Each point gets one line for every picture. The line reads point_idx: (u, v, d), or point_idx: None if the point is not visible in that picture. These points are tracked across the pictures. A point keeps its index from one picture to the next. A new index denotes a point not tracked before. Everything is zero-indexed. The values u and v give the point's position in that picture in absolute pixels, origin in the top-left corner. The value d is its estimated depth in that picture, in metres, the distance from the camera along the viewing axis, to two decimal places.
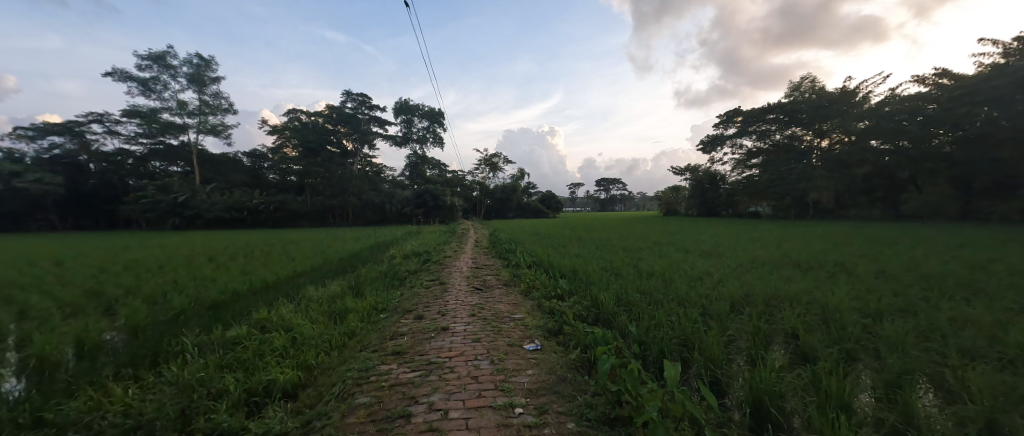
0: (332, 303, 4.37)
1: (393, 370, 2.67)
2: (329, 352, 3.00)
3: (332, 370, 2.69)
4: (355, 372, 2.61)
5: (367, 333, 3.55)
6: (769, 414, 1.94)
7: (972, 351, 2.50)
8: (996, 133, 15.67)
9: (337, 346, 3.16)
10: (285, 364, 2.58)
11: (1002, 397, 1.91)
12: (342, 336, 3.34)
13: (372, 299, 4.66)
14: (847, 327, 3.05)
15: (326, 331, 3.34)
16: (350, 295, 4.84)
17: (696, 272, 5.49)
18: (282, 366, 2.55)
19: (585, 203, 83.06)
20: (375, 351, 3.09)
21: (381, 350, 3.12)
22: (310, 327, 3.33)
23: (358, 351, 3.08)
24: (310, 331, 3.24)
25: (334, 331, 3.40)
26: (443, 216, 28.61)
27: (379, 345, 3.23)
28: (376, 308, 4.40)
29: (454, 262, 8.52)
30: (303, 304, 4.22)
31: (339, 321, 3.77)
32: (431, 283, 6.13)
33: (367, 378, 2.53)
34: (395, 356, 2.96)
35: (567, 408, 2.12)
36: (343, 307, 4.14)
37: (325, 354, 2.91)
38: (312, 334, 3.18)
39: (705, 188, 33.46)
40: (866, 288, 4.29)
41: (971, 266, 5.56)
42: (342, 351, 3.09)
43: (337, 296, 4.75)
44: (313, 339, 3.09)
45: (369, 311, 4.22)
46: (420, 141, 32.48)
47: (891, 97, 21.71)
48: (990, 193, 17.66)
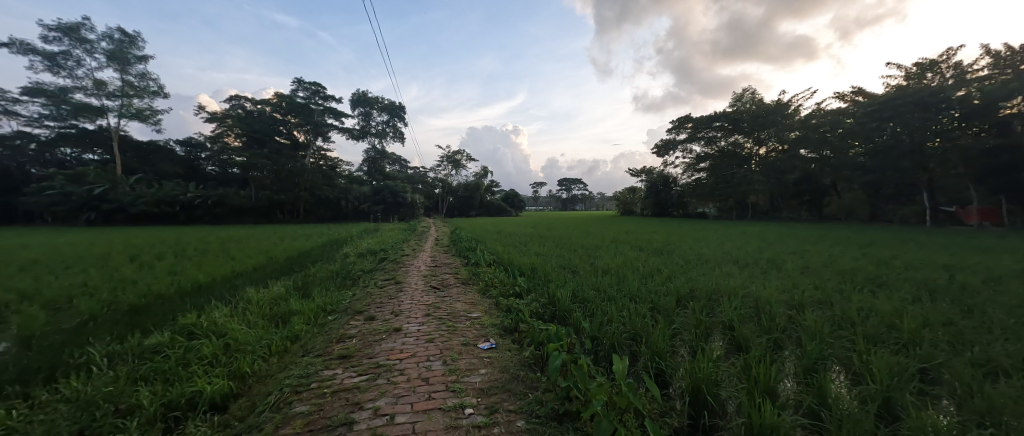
0: (274, 306, 4.07)
1: (339, 374, 2.54)
2: (267, 359, 2.80)
3: (269, 378, 2.51)
4: (294, 379, 2.45)
5: (312, 337, 3.34)
6: (706, 401, 2.05)
7: (875, 336, 2.82)
8: (898, 146, 17.77)
9: (277, 352, 2.95)
10: (213, 374, 2.37)
11: (896, 376, 2.18)
12: (283, 340, 3.13)
13: (320, 300, 4.41)
14: (776, 318, 3.33)
15: (265, 335, 3.11)
16: (295, 296, 4.53)
17: (647, 269, 5.74)
18: (209, 375, 2.33)
19: (547, 202, 84.78)
20: (319, 355, 2.92)
21: (328, 354, 2.96)
22: (246, 332, 3.07)
23: (300, 356, 2.89)
24: (245, 336, 2.99)
25: (275, 335, 3.17)
26: (402, 214, 28.29)
27: (325, 349, 3.06)
28: (323, 310, 4.17)
29: (411, 261, 8.25)
30: (241, 307, 3.89)
31: (281, 324, 3.52)
32: (386, 283, 5.91)
33: (308, 384, 2.38)
34: (341, 360, 2.81)
35: (517, 406, 2.14)
36: (286, 310, 3.87)
37: (262, 362, 2.71)
38: (249, 339, 2.95)
39: (658, 190, 35.25)
40: (791, 282, 4.75)
41: (879, 262, 6.32)
42: (282, 356, 2.89)
43: (280, 297, 4.44)
44: (250, 345, 2.87)
45: (316, 313, 3.99)
46: (380, 135, 31.29)
47: (817, 111, 24.07)
48: (894, 198, 20.80)
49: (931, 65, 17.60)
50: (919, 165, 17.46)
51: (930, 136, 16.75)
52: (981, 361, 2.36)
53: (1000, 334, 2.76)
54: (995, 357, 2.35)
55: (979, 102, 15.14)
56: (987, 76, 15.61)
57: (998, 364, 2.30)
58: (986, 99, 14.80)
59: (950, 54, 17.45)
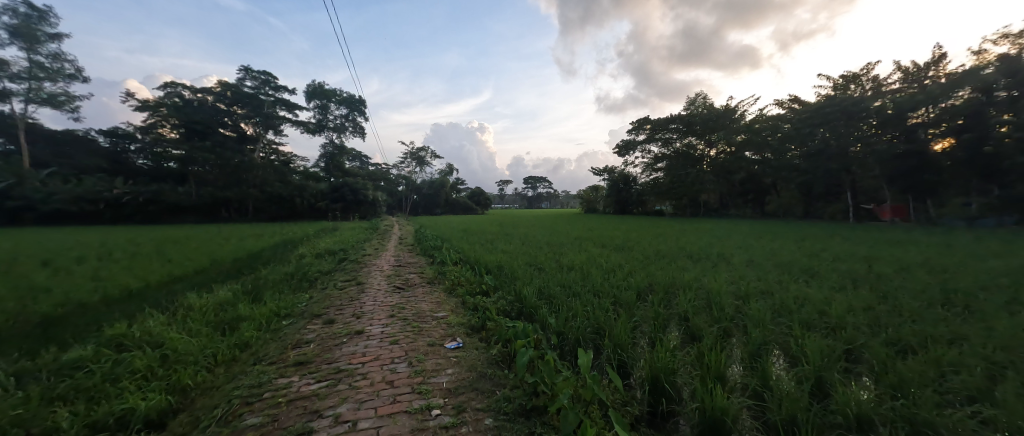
0: (219, 312, 3.78)
1: (295, 382, 2.41)
2: (212, 371, 2.61)
3: (214, 390, 2.34)
4: (244, 389, 2.31)
5: (265, 344, 3.15)
6: (663, 389, 2.18)
7: (810, 322, 3.12)
8: (828, 150, 19.68)
9: (225, 362, 2.75)
10: (148, 389, 2.17)
11: (827, 357, 2.43)
12: (230, 349, 2.92)
13: (273, 304, 4.16)
14: (725, 308, 3.57)
15: (209, 344, 2.89)
16: (244, 301, 4.25)
17: (610, 265, 5.95)
18: (143, 391, 2.13)
19: (513, 200, 85.11)
20: (273, 363, 2.76)
21: (282, 361, 2.80)
22: (187, 342, 2.84)
23: (250, 365, 2.71)
24: (186, 346, 2.76)
25: (221, 343, 2.97)
26: (364, 212, 27.75)
27: (278, 356, 2.90)
28: (276, 315, 3.94)
29: (373, 261, 7.99)
30: (180, 315, 3.58)
31: (228, 331, 3.29)
32: (346, 284, 5.66)
33: (259, 395, 2.24)
34: (297, 367, 2.67)
35: (485, 403, 2.15)
36: (235, 316, 3.61)
37: (206, 373, 2.52)
38: (190, 349, 2.73)
39: (619, 189, 36.61)
40: (739, 274, 5.11)
41: (810, 255, 6.98)
42: (230, 366, 2.71)
43: (226, 303, 4.14)
44: (192, 355, 2.66)
45: (268, 319, 3.76)
46: (338, 130, 29.83)
47: (761, 116, 25.98)
48: (823, 197, 23.02)
49: (854, 78, 19.59)
50: (845, 167, 19.46)
51: (852, 141, 18.72)
52: (894, 340, 2.68)
53: (907, 316, 3.16)
54: (904, 336, 2.68)
55: (892, 112, 17.07)
56: (898, 89, 17.64)
57: (906, 342, 2.63)
58: (898, 109, 16.71)
59: (869, 69, 19.50)
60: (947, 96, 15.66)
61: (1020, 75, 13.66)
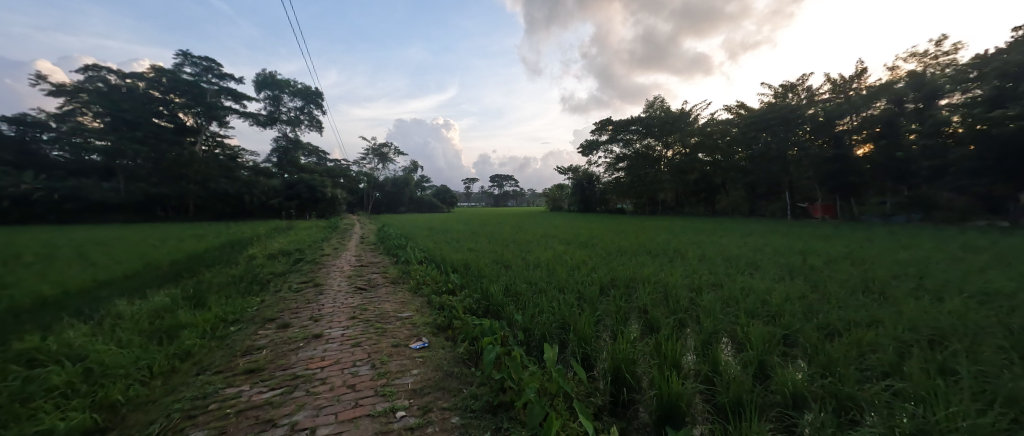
0: (155, 320, 3.48)
1: (245, 391, 2.28)
2: (148, 384, 2.41)
3: (151, 405, 2.17)
4: (186, 402, 2.15)
5: (210, 352, 2.94)
6: (624, 379, 2.29)
7: (754, 311, 3.39)
8: (770, 153, 21.33)
9: (163, 374, 2.54)
10: (68, 407, 1.97)
11: (768, 342, 2.66)
12: (169, 359, 2.71)
13: (218, 309, 3.89)
14: (681, 300, 3.79)
15: (143, 354, 2.67)
16: (185, 307, 3.92)
17: (574, 262, 6.10)
18: (63, 411, 1.93)
19: (480, 198, 84.90)
20: (220, 372, 2.59)
21: (231, 369, 2.64)
22: (117, 354, 2.59)
23: (193, 375, 2.53)
24: (116, 357, 2.52)
25: (158, 354, 2.74)
26: (321, 210, 26.95)
27: (226, 364, 2.72)
28: (222, 321, 3.68)
29: (333, 262, 7.67)
30: (107, 325, 3.25)
31: (166, 340, 3.04)
32: (302, 286, 5.37)
33: (204, 406, 2.11)
34: (248, 375, 2.53)
35: (451, 403, 2.15)
36: (173, 323, 3.33)
37: (139, 387, 2.32)
38: (122, 361, 2.50)
39: (583, 187, 37.77)
40: (694, 269, 5.43)
41: (756, 249, 7.56)
42: (169, 378, 2.51)
43: (163, 310, 3.81)
44: (124, 368, 2.44)
45: (213, 325, 3.51)
46: (292, 123, 28.10)
47: (712, 120, 27.62)
48: (765, 196, 25.00)
49: (791, 87, 21.34)
50: (783, 168, 21.22)
51: (791, 145, 20.41)
52: (823, 325, 2.98)
53: (835, 302, 3.54)
54: (833, 321, 2.99)
55: (823, 120, 18.79)
56: (828, 99, 19.45)
57: (832, 326, 2.94)
58: (828, 117, 18.45)
59: (804, 79, 21.32)
60: (868, 106, 17.59)
61: (924, 89, 15.65)
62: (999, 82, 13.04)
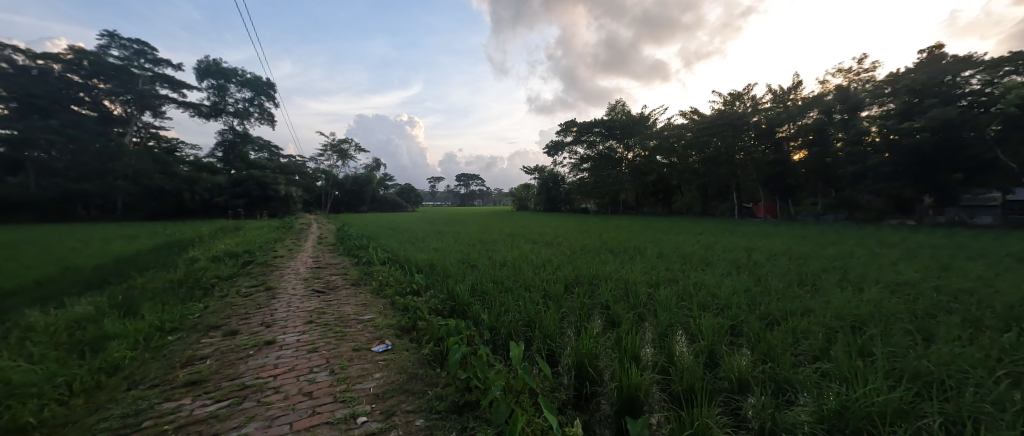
0: (76, 332, 3.13)
1: (187, 406, 2.13)
2: (67, 403, 2.18)
3: (72, 426, 1.97)
4: (116, 421, 1.97)
5: (143, 365, 2.69)
6: (587, 373, 2.37)
7: (705, 305, 3.63)
8: (719, 156, 22.76)
9: (85, 391, 2.29)
10: None
11: (717, 333, 2.87)
12: (94, 374, 2.46)
13: (153, 318, 3.57)
14: (640, 296, 3.97)
15: (61, 371, 2.40)
16: (112, 317, 3.56)
17: (540, 261, 6.17)
18: None
19: (446, 197, 83.88)
20: (156, 386, 2.39)
21: (169, 383, 2.44)
22: (28, 372, 2.32)
23: (123, 391, 2.31)
24: (26, 376, 2.25)
25: (80, 370, 2.47)
26: (273, 209, 25.46)
27: (164, 377, 2.51)
28: (158, 330, 3.38)
29: (288, 264, 7.27)
30: (14, 340, 2.88)
31: (91, 354, 2.75)
32: (252, 291, 5.04)
33: (137, 425, 1.94)
34: (189, 388, 2.35)
35: (415, 405, 2.13)
36: (98, 335, 3.01)
37: (57, 407, 2.09)
38: (34, 379, 2.24)
39: (549, 187, 38.41)
40: (653, 266, 5.70)
41: (708, 246, 8.04)
42: (95, 394, 2.28)
43: (86, 320, 3.44)
44: (37, 387, 2.18)
45: (147, 335, 3.22)
46: (240, 115, 26.20)
47: (668, 124, 29.03)
48: (716, 197, 26.66)
49: (738, 96, 22.88)
50: (732, 171, 22.73)
51: (738, 150, 21.89)
52: (766, 316, 3.24)
53: (775, 295, 3.85)
54: (772, 312, 3.26)
55: (765, 127, 20.37)
56: (769, 108, 21.07)
57: (772, 316, 3.21)
58: (770, 125, 19.99)
59: (748, 89, 22.94)
60: (802, 116, 19.30)
61: (849, 102, 17.46)
62: (907, 97, 14.82)
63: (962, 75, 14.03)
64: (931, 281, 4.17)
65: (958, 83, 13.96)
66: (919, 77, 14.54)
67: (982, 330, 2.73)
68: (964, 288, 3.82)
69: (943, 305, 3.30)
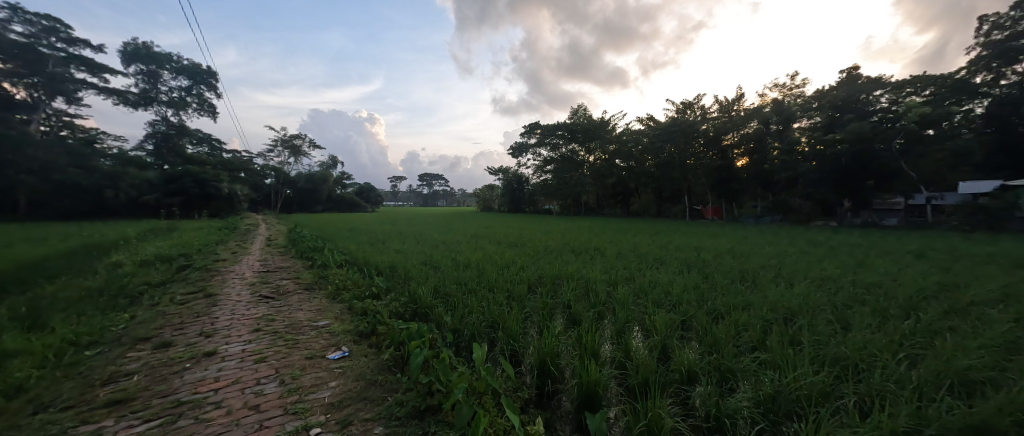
0: None
1: (109, 428, 1.93)
2: None
3: None
4: None
5: (53, 385, 2.38)
6: (549, 372, 2.43)
7: (659, 302, 3.83)
8: (673, 161, 24.01)
9: None
10: None
11: (669, 328, 3.05)
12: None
13: (67, 331, 3.18)
14: (600, 295, 4.12)
15: None
16: (13, 332, 3.11)
17: (504, 262, 6.21)
18: None
19: (408, 197, 81.86)
20: (71, 408, 2.14)
21: (86, 404, 2.19)
22: None
23: (28, 416, 2.04)
24: None
25: None
26: (215, 208, 23.88)
27: (81, 398, 2.25)
28: (72, 346, 3.00)
29: (232, 268, 6.74)
30: None
31: None
32: (189, 299, 4.62)
33: None
34: (113, 407, 2.13)
35: (373, 413, 2.08)
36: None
37: None
38: None
39: (513, 188, 38.60)
40: (612, 265, 5.92)
41: (663, 246, 8.47)
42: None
43: None
44: None
45: (59, 351, 2.86)
46: (177, 105, 23.95)
47: (627, 129, 30.19)
48: (670, 200, 28.11)
49: (689, 105, 24.28)
50: (684, 175, 24.08)
51: (689, 155, 23.22)
52: (713, 312, 3.48)
53: (720, 291, 4.15)
54: (718, 307, 3.52)
55: (713, 135, 21.78)
56: (716, 116, 22.57)
57: (718, 311, 3.47)
58: (717, 132, 21.41)
59: (698, 98, 24.43)
60: (744, 125, 20.91)
61: (783, 114, 19.17)
62: (831, 112, 16.56)
63: (873, 93, 15.93)
64: (850, 276, 4.71)
65: (871, 101, 15.88)
66: (840, 94, 16.30)
67: (889, 318, 3.12)
68: (873, 281, 4.36)
69: (859, 296, 3.75)
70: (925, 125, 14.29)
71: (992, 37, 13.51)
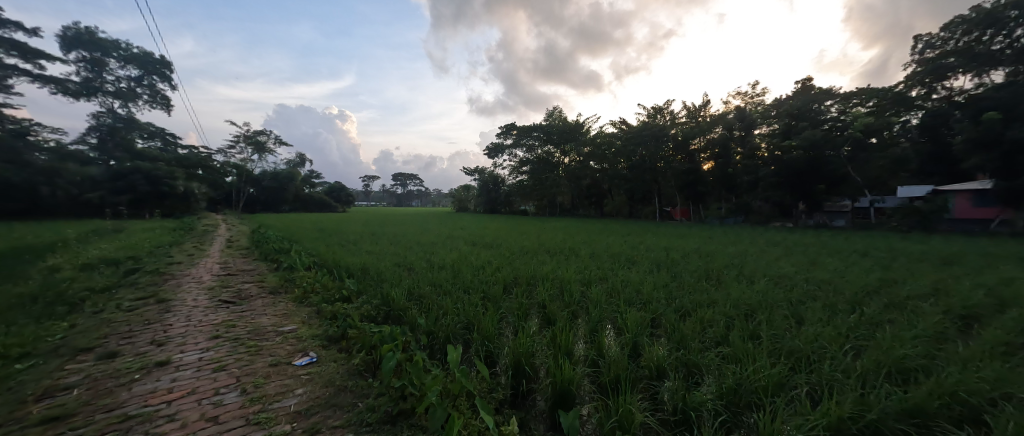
0: None
1: None
2: None
3: None
4: None
5: None
6: (523, 371, 2.46)
7: (632, 301, 3.93)
8: (644, 163, 24.75)
9: None
10: None
11: (639, 326, 3.14)
12: None
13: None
14: (574, 294, 4.19)
15: None
16: None
17: (479, 262, 6.20)
18: None
19: (381, 197, 80.02)
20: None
21: (16, 423, 2.00)
22: None
23: None
24: None
25: None
26: (168, 208, 22.68)
27: (11, 417, 2.05)
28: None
29: (188, 271, 6.34)
30: None
31: None
32: (139, 305, 4.30)
33: None
34: (49, 425, 1.95)
35: (343, 419, 2.02)
36: None
37: None
38: None
39: (489, 189, 38.53)
40: (585, 266, 6.03)
41: (635, 247, 8.70)
42: None
43: None
44: None
45: None
46: (126, 96, 22.30)
47: (600, 132, 30.83)
48: (641, 201, 28.94)
49: (660, 110, 25.12)
50: (654, 178, 24.86)
51: (659, 158, 24.02)
52: (681, 310, 3.61)
53: (687, 289, 4.32)
54: (685, 305, 3.66)
55: (681, 139, 22.63)
56: (685, 122, 23.47)
57: (685, 308, 3.61)
58: (685, 137, 22.29)
59: (668, 103, 25.31)
60: (710, 131, 21.88)
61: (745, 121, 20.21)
62: (787, 120, 17.63)
63: (824, 103, 17.10)
64: (804, 274, 5.03)
65: (822, 110, 17.03)
66: (796, 103, 17.38)
67: (837, 313, 3.36)
68: (824, 278, 4.69)
69: (812, 292, 4.02)
70: (869, 134, 15.47)
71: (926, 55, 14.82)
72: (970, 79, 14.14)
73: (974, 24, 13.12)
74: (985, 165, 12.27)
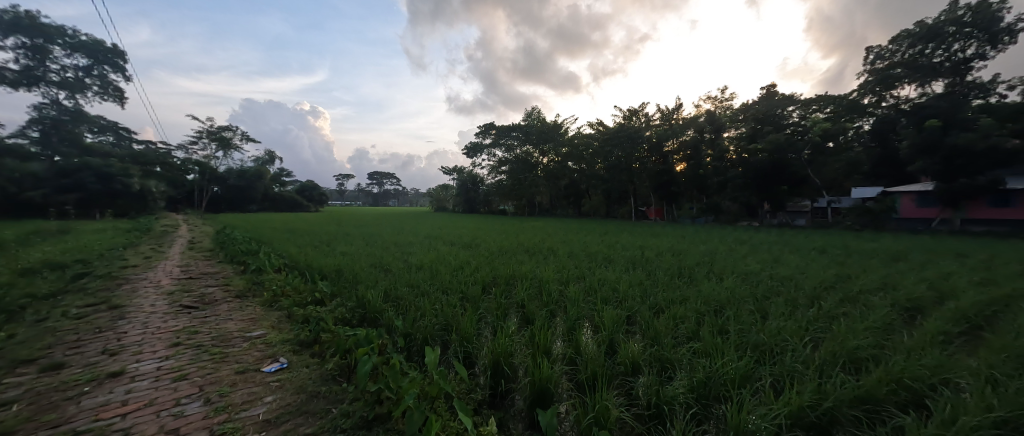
0: None
1: None
2: None
3: None
4: None
5: None
6: (502, 371, 2.47)
7: (608, 299, 4.01)
8: (620, 164, 25.28)
9: None
10: None
11: (614, 323, 3.20)
12: None
13: None
14: (552, 293, 4.23)
15: None
16: None
17: (458, 262, 6.17)
18: None
19: (357, 196, 77.93)
20: None
21: None
22: None
23: None
24: None
25: None
26: (121, 208, 21.10)
27: None
28: None
29: (145, 275, 5.95)
30: None
31: None
32: (89, 312, 4.01)
33: None
34: None
35: (316, 426, 1.96)
36: None
37: None
38: None
39: (467, 188, 38.28)
40: (563, 265, 6.09)
41: (612, 246, 8.88)
42: None
43: None
44: None
45: None
46: (73, 87, 20.69)
47: (578, 133, 31.27)
48: (617, 201, 29.55)
49: (635, 112, 25.74)
50: (630, 178, 25.45)
51: (634, 159, 24.61)
52: (655, 307, 3.71)
53: (662, 287, 4.44)
54: (659, 302, 3.77)
55: (656, 141, 23.29)
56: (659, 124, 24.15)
57: (659, 306, 3.72)
58: (659, 139, 22.95)
59: (642, 105, 25.96)
60: (682, 133, 22.61)
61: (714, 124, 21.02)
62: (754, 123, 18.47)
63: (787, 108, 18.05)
64: (769, 270, 5.29)
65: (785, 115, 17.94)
66: (761, 107, 18.22)
67: (799, 307, 3.55)
68: (787, 275, 4.94)
69: (776, 288, 4.24)
70: (827, 138, 16.42)
71: (876, 66, 15.89)
72: (914, 89, 15.26)
73: (918, 38, 14.14)
74: (928, 168, 13.31)
